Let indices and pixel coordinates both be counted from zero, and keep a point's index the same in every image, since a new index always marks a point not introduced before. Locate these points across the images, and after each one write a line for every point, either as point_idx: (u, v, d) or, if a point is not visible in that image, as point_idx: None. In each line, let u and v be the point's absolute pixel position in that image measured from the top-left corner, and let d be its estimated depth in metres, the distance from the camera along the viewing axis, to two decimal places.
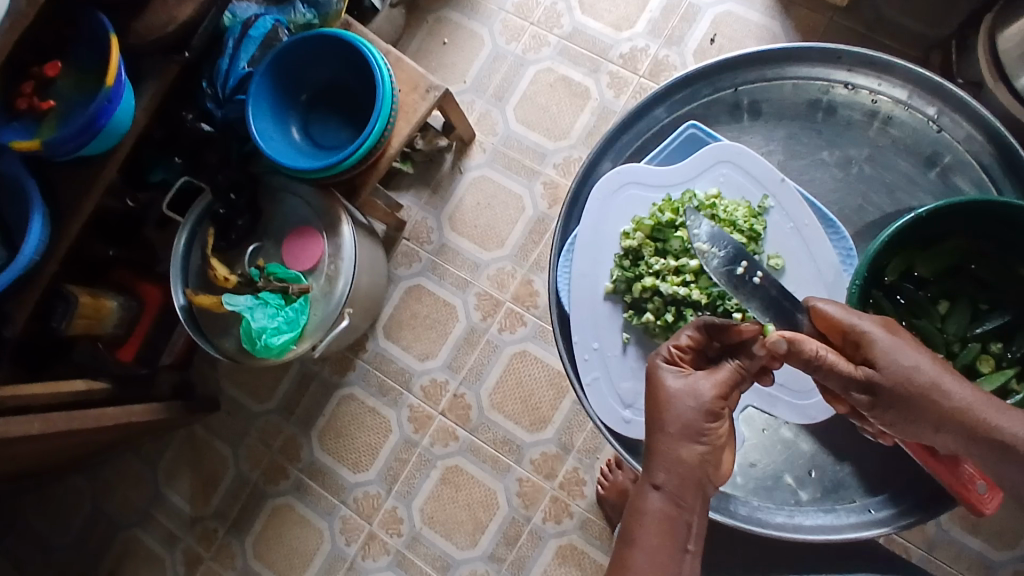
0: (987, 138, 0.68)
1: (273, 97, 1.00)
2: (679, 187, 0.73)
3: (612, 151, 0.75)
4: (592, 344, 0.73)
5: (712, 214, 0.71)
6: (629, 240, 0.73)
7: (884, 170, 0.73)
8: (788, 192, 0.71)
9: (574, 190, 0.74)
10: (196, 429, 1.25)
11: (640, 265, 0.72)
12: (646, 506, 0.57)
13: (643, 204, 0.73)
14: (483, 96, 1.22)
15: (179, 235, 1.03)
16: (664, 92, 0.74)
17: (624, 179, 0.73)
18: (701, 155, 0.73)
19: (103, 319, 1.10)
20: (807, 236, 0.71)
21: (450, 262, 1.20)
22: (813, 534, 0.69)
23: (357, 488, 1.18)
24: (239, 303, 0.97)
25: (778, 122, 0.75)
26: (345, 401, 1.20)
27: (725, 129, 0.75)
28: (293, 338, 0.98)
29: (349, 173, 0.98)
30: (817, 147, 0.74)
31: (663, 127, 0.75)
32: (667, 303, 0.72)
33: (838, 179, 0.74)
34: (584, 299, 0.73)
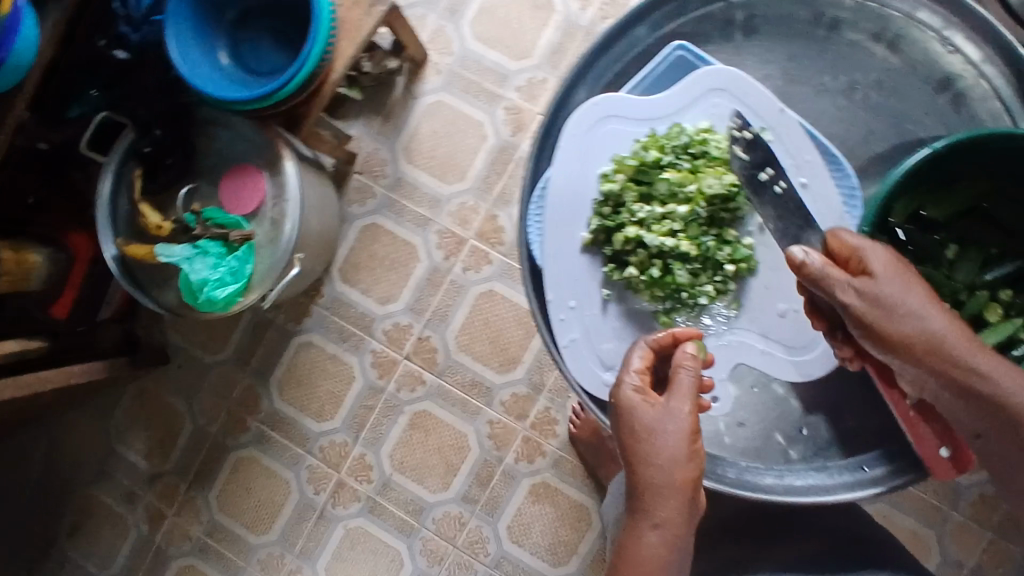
0: (1004, 62, 0.62)
1: (196, 9, 0.86)
2: (665, 120, 0.66)
3: (589, 78, 0.67)
4: (569, 302, 0.67)
5: (703, 151, 0.65)
6: (610, 183, 0.66)
7: (891, 97, 0.67)
8: (787, 124, 0.64)
9: (547, 123, 0.67)
10: (145, 384, 1.18)
11: (623, 213, 0.66)
12: (644, 548, 0.59)
13: (625, 139, 0.66)
14: (435, 10, 1.10)
15: (103, 179, 0.92)
16: (647, 6, 0.66)
17: (603, 112, 0.65)
18: (692, 81, 0.65)
19: (28, 275, 0.99)
20: (807, 174, 0.64)
21: (408, 198, 1.11)
22: (806, 495, 0.67)
23: (323, 438, 1.14)
24: (176, 255, 0.88)
25: (776, 41, 0.68)
26: (304, 349, 1.14)
27: (716, 48, 0.68)
28: (239, 290, 0.89)
29: (291, 102, 0.87)
30: (819, 71, 0.68)
31: (645, 49, 0.67)
32: (652, 256, 0.66)
33: (842, 108, 0.67)
34: (560, 250, 0.66)
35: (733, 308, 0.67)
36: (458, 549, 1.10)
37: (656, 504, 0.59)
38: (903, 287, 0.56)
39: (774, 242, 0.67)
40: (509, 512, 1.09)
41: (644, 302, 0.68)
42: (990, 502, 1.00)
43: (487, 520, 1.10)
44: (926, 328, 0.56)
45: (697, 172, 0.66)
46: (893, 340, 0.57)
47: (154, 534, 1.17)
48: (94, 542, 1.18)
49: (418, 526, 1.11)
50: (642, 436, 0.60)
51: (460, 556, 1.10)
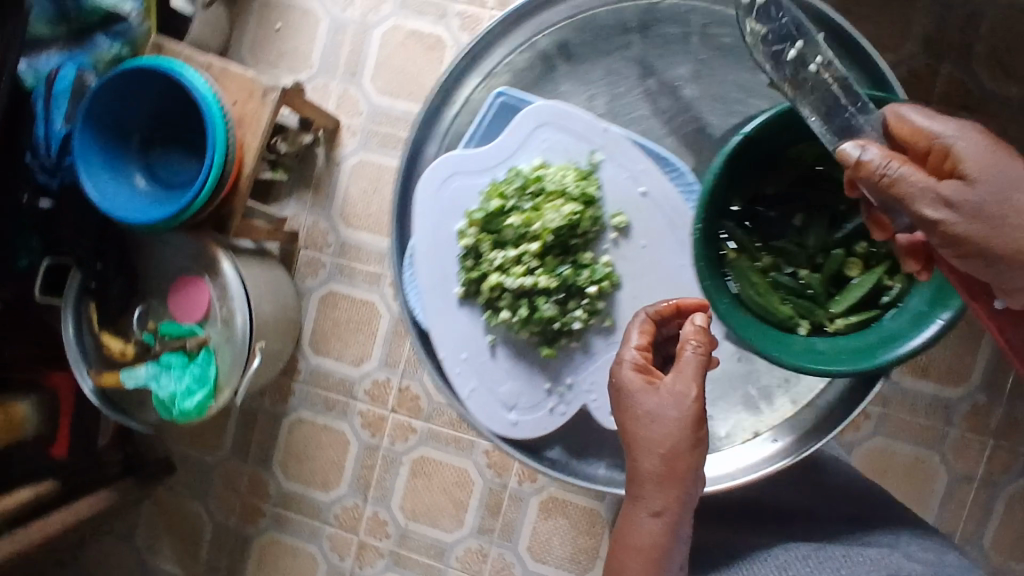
0: (813, 20, 0.65)
1: (104, 143, 0.91)
2: (502, 166, 0.68)
3: (431, 137, 0.70)
4: (461, 354, 0.68)
5: (541, 186, 0.67)
6: (466, 238, 0.68)
7: (716, 84, 0.67)
8: (614, 140, 0.67)
9: (397, 190, 0.69)
10: (160, 494, 1.22)
11: (483, 263, 0.68)
12: (640, 538, 0.56)
13: (471, 192, 0.69)
14: (336, 76, 1.13)
15: (66, 325, 0.96)
16: (467, 55, 0.68)
17: (446, 170, 0.68)
18: (517, 122, 0.68)
19: (20, 424, 1.05)
20: (643, 184, 0.66)
21: (356, 259, 1.14)
22: (735, 477, 0.71)
23: (335, 505, 1.17)
24: (142, 376, 0.93)
25: (593, 59, 0.68)
26: (296, 426, 1.17)
27: (544, 81, 0.69)
28: (207, 394, 0.93)
29: (207, 209, 0.91)
30: (640, 78, 0.68)
31: (477, 95, 0.70)
32: (519, 297, 0.68)
33: (668, 109, 0.68)
34: (437, 308, 0.69)
35: (608, 325, 0.68)
36: None
37: (652, 490, 0.56)
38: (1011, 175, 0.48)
39: (631, 256, 0.67)
40: (525, 534, 1.11)
41: (525, 339, 0.69)
42: (987, 412, 1.00)
43: (507, 546, 1.12)
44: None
45: (539, 208, 0.67)
46: (998, 253, 0.48)
47: None
48: None
49: (444, 568, 1.14)
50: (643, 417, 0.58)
51: None
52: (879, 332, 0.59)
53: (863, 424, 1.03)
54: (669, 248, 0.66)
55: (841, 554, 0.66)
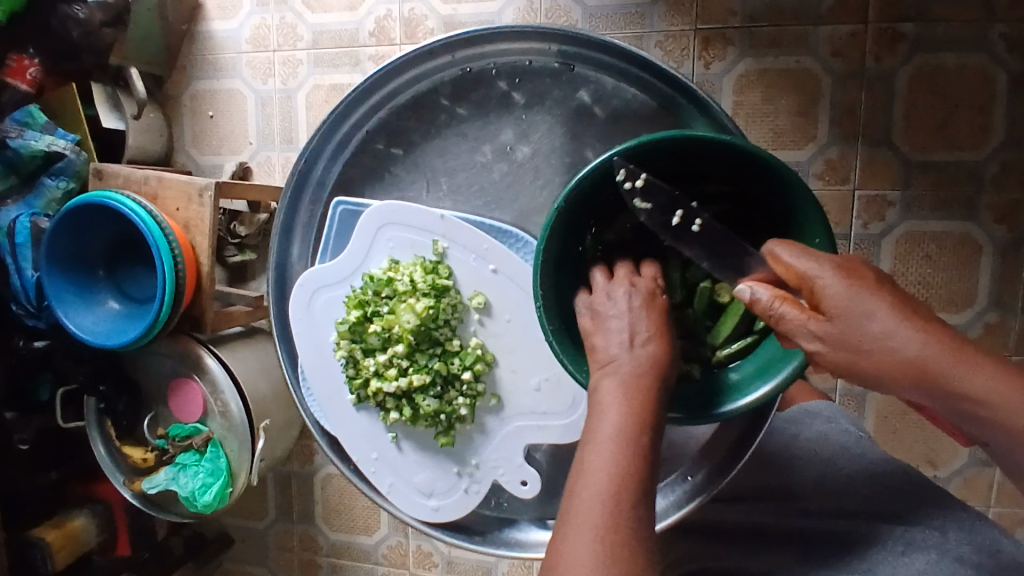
0: (609, 56, 0.70)
1: (72, 277, 0.97)
2: (357, 273, 0.74)
3: (299, 247, 0.79)
4: (372, 455, 0.75)
5: (392, 288, 0.71)
6: (340, 351, 0.73)
7: (542, 137, 0.74)
8: (451, 226, 0.71)
9: (278, 317, 0.79)
10: (229, 564, 1.32)
11: (361, 371, 0.73)
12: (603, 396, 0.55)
13: (337, 301, 0.74)
14: (275, 148, 1.15)
15: (95, 445, 1.04)
16: (308, 158, 0.76)
17: (310, 288, 0.74)
18: (360, 229, 0.72)
19: (80, 536, 1.16)
20: (488, 259, 0.71)
21: None
22: (661, 519, 0.75)
23: (381, 546, 1.22)
24: (163, 480, 1.00)
25: (429, 140, 0.76)
26: (328, 482, 1.23)
27: (394, 167, 0.77)
28: (224, 483, 0.99)
29: (174, 318, 0.95)
30: (471, 149, 0.75)
31: (336, 178, 0.78)
32: (401, 397, 0.72)
33: (507, 171, 0.75)
34: (340, 414, 0.75)
35: (495, 403, 0.72)
36: None
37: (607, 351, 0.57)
38: (865, 310, 0.48)
39: (499, 330, 0.71)
40: None
41: (423, 427, 0.74)
42: (1004, 328, 0.93)
43: None
44: (892, 356, 0.48)
45: (395, 311, 0.71)
46: (871, 377, 0.49)
47: None
48: None
49: None
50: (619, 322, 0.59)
51: None
52: (754, 362, 0.64)
53: None
54: (524, 315, 0.71)
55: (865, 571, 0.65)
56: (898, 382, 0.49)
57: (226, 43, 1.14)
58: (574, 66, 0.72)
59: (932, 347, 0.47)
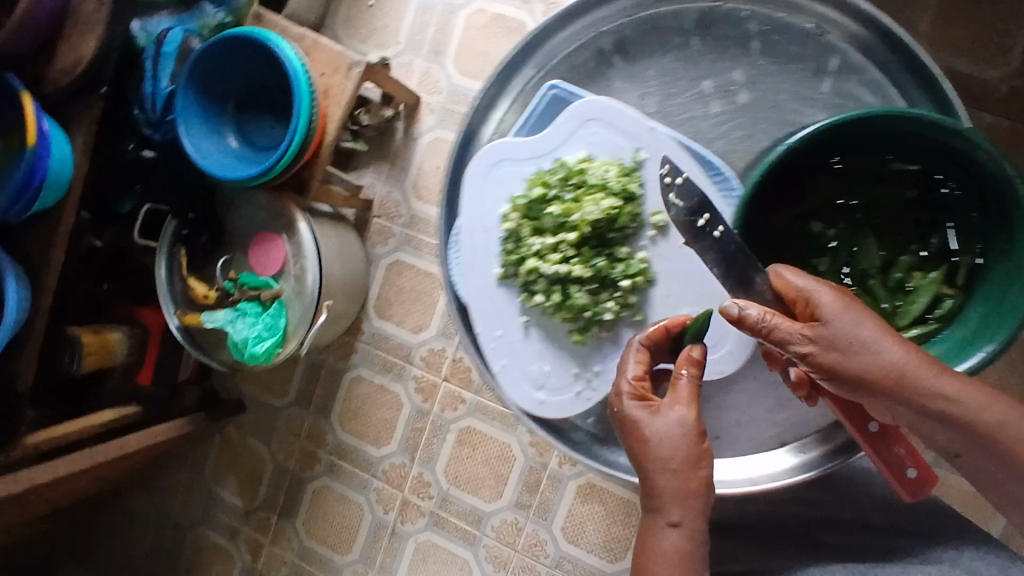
0: (874, 35, 0.67)
1: (202, 103, 0.99)
2: (548, 157, 0.75)
3: (490, 125, 0.77)
4: (496, 331, 0.76)
5: (582, 180, 0.73)
6: (508, 223, 0.76)
7: (766, 91, 0.73)
8: (658, 139, 0.72)
9: (451, 172, 0.76)
10: (229, 431, 1.33)
11: (522, 248, 0.75)
12: (664, 544, 0.63)
13: (517, 179, 0.75)
14: (420, 54, 1.17)
15: (159, 264, 1.06)
16: (529, 44, 0.74)
17: (496, 157, 0.75)
18: (567, 117, 0.73)
19: (112, 350, 1.15)
20: (682, 184, 0.72)
21: (424, 232, 1.19)
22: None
23: (384, 461, 1.24)
24: (220, 319, 1.01)
25: (648, 58, 0.74)
26: (355, 383, 1.24)
27: (608, 76, 0.75)
28: (276, 342, 1.00)
29: (289, 171, 0.97)
30: (696, 78, 0.74)
31: (532, 85, 0.76)
32: (553, 282, 0.75)
33: (718, 113, 0.73)
34: (479, 285, 0.76)
35: (638, 317, 0.74)
36: (519, 552, 1.16)
37: (670, 503, 0.63)
38: (857, 330, 0.59)
39: (665, 253, 0.73)
40: (560, 514, 1.14)
41: (560, 320, 0.76)
42: None
43: (541, 523, 1.15)
44: (878, 361, 0.59)
45: (578, 201, 0.73)
46: (857, 376, 0.60)
47: (256, 562, 1.31)
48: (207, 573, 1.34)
49: (479, 534, 1.19)
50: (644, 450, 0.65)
51: (522, 559, 1.16)
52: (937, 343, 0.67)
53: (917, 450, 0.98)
54: (697, 247, 0.72)
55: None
56: (880, 390, 0.60)
57: None
58: (828, 32, 0.69)
59: (909, 357, 0.59)
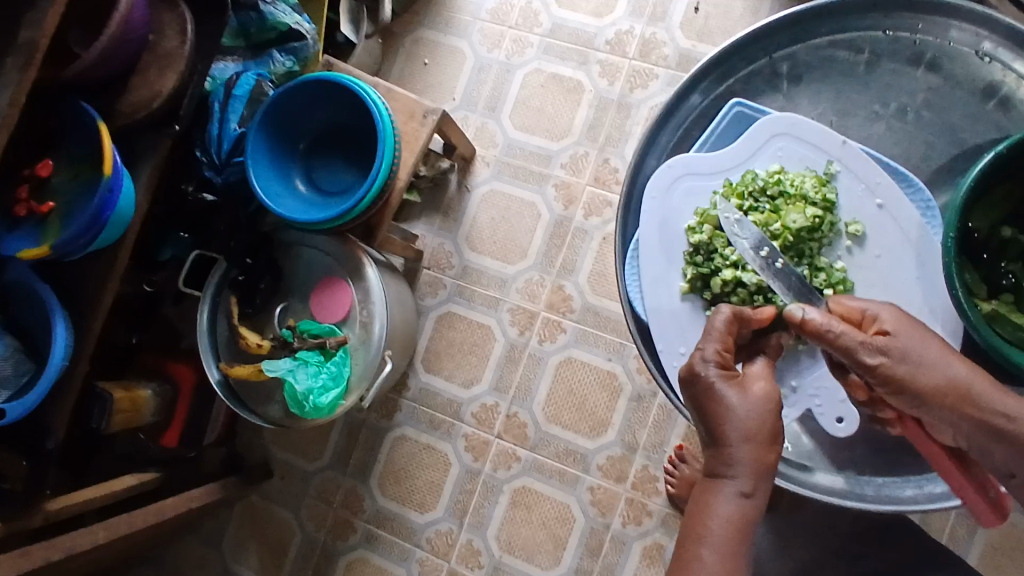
0: None
1: (272, 148, 0.97)
2: (737, 169, 0.67)
3: (656, 146, 0.70)
4: (681, 349, 0.67)
5: (779, 190, 0.66)
6: (698, 234, 0.66)
7: (943, 113, 0.66)
8: (853, 153, 0.65)
9: (626, 191, 0.68)
10: (252, 500, 1.22)
11: (717, 258, 0.66)
12: (719, 508, 0.55)
13: (702, 193, 0.67)
14: (475, 110, 1.19)
15: (202, 310, 1.00)
16: (695, 77, 0.68)
17: (678, 172, 0.67)
18: (754, 131, 0.66)
19: (141, 409, 1.06)
20: (884, 195, 0.65)
21: (476, 283, 1.17)
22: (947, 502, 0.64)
23: (429, 528, 1.15)
24: (280, 367, 0.94)
25: (823, 81, 0.68)
26: (399, 443, 1.17)
27: (768, 101, 0.69)
28: (341, 392, 0.95)
29: (366, 215, 0.94)
30: (867, 101, 0.67)
31: (703, 112, 0.69)
32: (753, 292, 0.65)
33: (897, 131, 0.67)
34: (661, 303, 0.67)
35: None
36: None
37: (728, 466, 0.56)
38: (915, 339, 0.57)
39: (866, 266, 0.66)
40: None
41: None
42: None
43: None
44: (942, 375, 0.56)
45: (778, 212, 0.65)
46: (921, 392, 0.57)
47: None
48: None
49: None
50: (710, 419, 0.57)
51: None
52: None
53: None
54: (901, 264, 0.65)
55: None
56: (942, 404, 0.57)
57: (467, 6, 1.21)
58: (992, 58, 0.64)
59: (970, 371, 0.57)
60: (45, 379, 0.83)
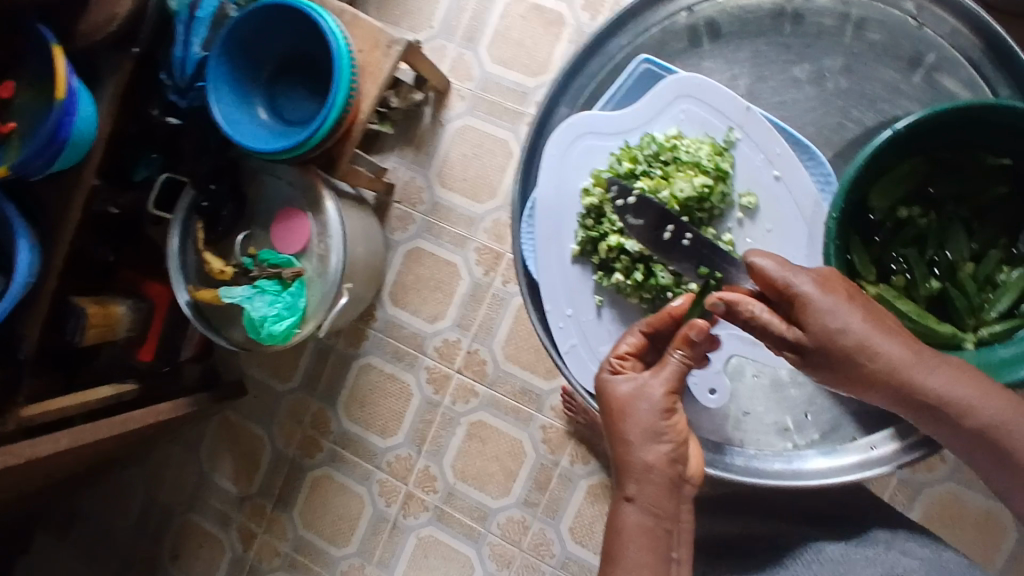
0: (973, 31, 0.63)
1: (234, 74, 0.95)
2: (637, 132, 0.68)
3: (567, 96, 0.70)
4: (566, 310, 0.69)
5: (674, 156, 0.67)
6: (590, 197, 0.68)
7: (862, 80, 0.66)
8: (755, 120, 0.66)
9: (528, 147, 0.69)
10: (228, 414, 1.29)
11: (605, 223, 0.68)
12: (625, 520, 0.59)
13: (600, 154, 0.69)
14: (453, 40, 1.16)
15: (172, 233, 1.01)
16: (618, 21, 0.69)
17: (579, 130, 0.68)
18: (658, 91, 0.67)
19: (115, 324, 1.09)
20: (780, 166, 0.66)
21: (445, 219, 1.17)
22: (814, 479, 0.66)
23: (389, 452, 1.20)
24: (237, 295, 0.97)
25: (744, 39, 0.68)
26: (365, 370, 1.21)
27: (680, 57, 0.70)
28: (295, 322, 0.97)
29: (322, 147, 0.93)
30: (786, 63, 0.68)
31: (616, 64, 0.70)
32: (635, 261, 0.68)
33: (812, 98, 0.67)
34: (552, 264, 0.69)
35: None
36: (524, 551, 1.13)
37: (627, 478, 0.60)
38: (842, 325, 0.56)
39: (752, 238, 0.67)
40: (569, 513, 1.12)
41: (636, 304, 0.69)
42: None
43: (549, 522, 1.13)
44: (877, 363, 0.56)
45: (669, 178, 0.66)
46: (858, 381, 0.57)
47: (247, 551, 1.26)
48: (195, 561, 1.28)
49: (484, 531, 1.16)
50: (619, 435, 0.61)
51: (526, 558, 1.13)
52: None
53: (932, 465, 0.97)
54: (788, 236, 0.66)
55: (838, 554, 0.68)
56: (876, 388, 0.57)
57: None
58: (924, 25, 0.65)
59: (906, 355, 0.56)
60: (8, 296, 0.86)
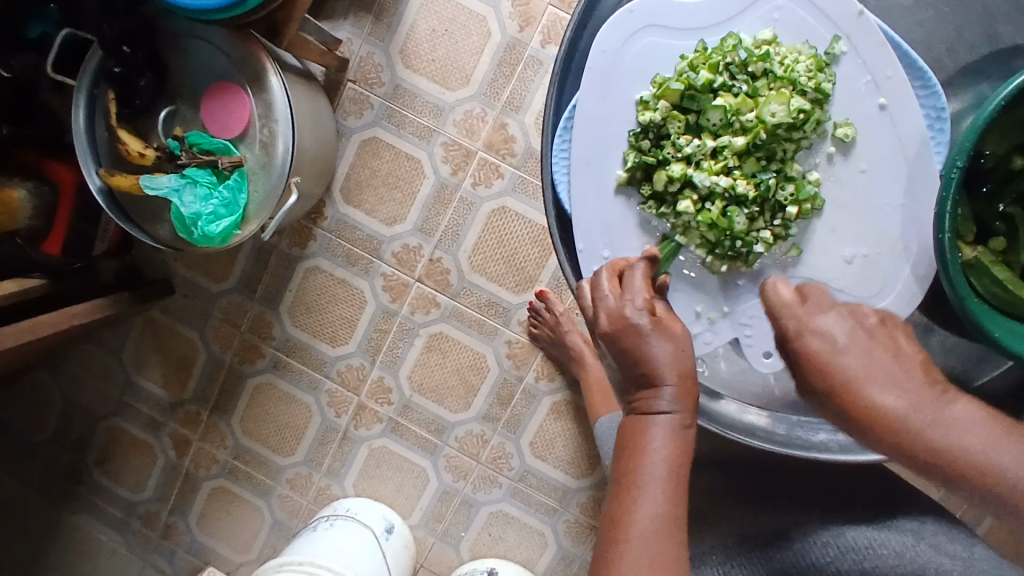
0: None
1: None
2: (715, 31, 0.57)
3: None
4: (603, 252, 0.61)
5: (765, 68, 0.56)
6: (649, 112, 0.58)
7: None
8: (867, 30, 0.55)
9: (568, 46, 0.59)
10: (154, 315, 1.15)
11: (667, 148, 0.58)
12: (653, 454, 0.53)
13: (664, 52, 0.58)
14: None
15: (76, 106, 0.83)
16: None
17: (638, 22, 0.57)
18: None
19: (15, 211, 0.92)
20: (888, 91, 0.56)
21: (408, 107, 1.02)
22: (858, 454, 0.63)
23: (340, 362, 1.11)
24: (163, 186, 0.82)
25: None
26: (312, 274, 1.09)
27: None
28: (234, 223, 0.84)
29: (263, 9, 0.75)
30: None
31: None
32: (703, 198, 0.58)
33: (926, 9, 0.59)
34: (589, 194, 0.60)
35: (794, 255, 0.59)
36: (482, 464, 1.10)
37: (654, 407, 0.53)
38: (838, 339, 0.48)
39: (843, 177, 0.58)
40: (531, 429, 1.09)
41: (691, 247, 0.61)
42: None
43: (509, 437, 1.09)
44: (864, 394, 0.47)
45: (755, 96, 0.56)
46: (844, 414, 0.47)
47: (182, 459, 1.18)
48: (124, 469, 1.19)
49: (441, 444, 1.11)
50: (642, 376, 0.53)
51: (484, 471, 1.11)
52: None
53: None
54: (885, 179, 0.57)
55: (861, 543, 0.68)
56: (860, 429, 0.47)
57: None
58: None
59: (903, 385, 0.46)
60: None
